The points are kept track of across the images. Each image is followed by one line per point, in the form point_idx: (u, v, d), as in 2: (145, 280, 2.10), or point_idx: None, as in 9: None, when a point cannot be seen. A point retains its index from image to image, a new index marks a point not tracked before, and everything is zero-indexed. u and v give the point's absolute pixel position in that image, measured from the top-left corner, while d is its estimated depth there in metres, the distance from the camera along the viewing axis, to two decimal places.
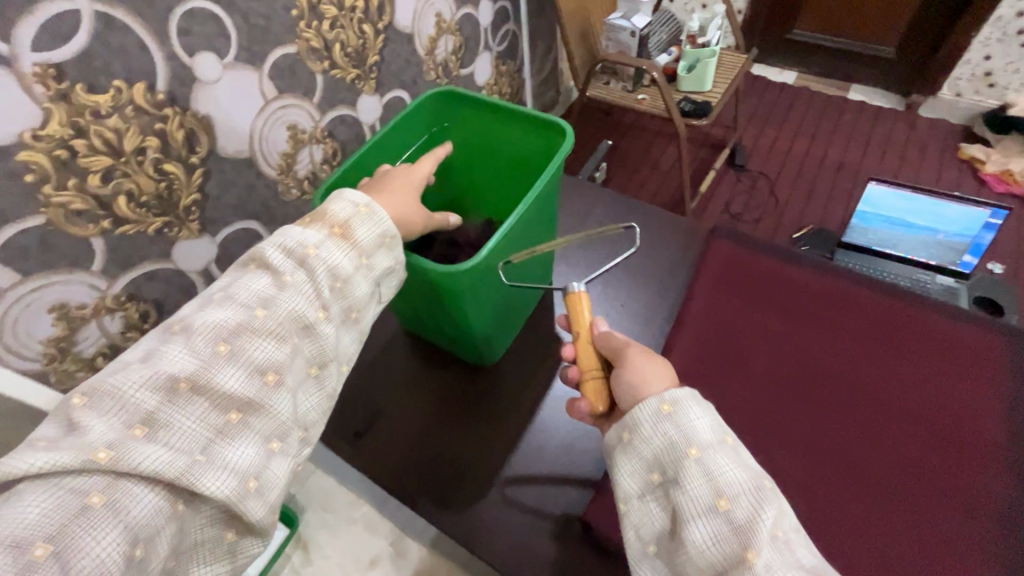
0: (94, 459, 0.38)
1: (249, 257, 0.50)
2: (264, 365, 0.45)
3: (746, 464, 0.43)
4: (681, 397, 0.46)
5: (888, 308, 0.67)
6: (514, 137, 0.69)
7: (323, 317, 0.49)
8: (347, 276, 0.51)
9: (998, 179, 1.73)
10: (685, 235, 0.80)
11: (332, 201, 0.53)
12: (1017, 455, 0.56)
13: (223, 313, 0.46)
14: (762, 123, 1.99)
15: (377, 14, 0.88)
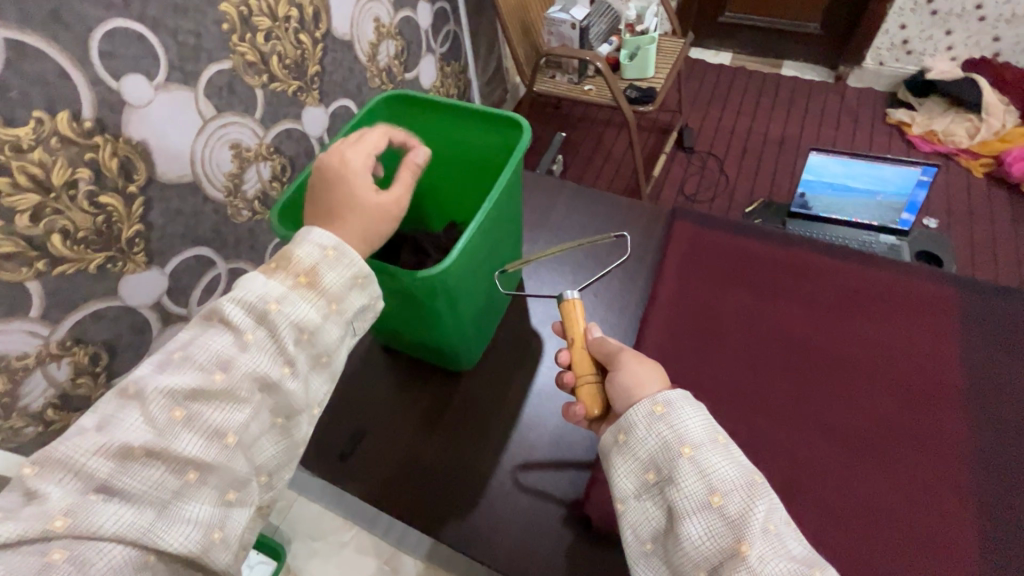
0: (51, 527, 0.36)
1: (209, 312, 0.47)
2: (223, 428, 0.43)
3: (737, 461, 0.44)
4: (673, 398, 0.47)
5: (848, 271, 0.70)
6: (468, 137, 0.68)
7: (286, 371, 0.46)
8: (315, 326, 0.48)
9: (924, 139, 1.84)
10: (647, 219, 0.81)
11: (297, 244, 0.49)
12: (978, 397, 0.59)
13: (177, 377, 0.43)
14: (705, 105, 2.05)
15: (313, 23, 0.85)
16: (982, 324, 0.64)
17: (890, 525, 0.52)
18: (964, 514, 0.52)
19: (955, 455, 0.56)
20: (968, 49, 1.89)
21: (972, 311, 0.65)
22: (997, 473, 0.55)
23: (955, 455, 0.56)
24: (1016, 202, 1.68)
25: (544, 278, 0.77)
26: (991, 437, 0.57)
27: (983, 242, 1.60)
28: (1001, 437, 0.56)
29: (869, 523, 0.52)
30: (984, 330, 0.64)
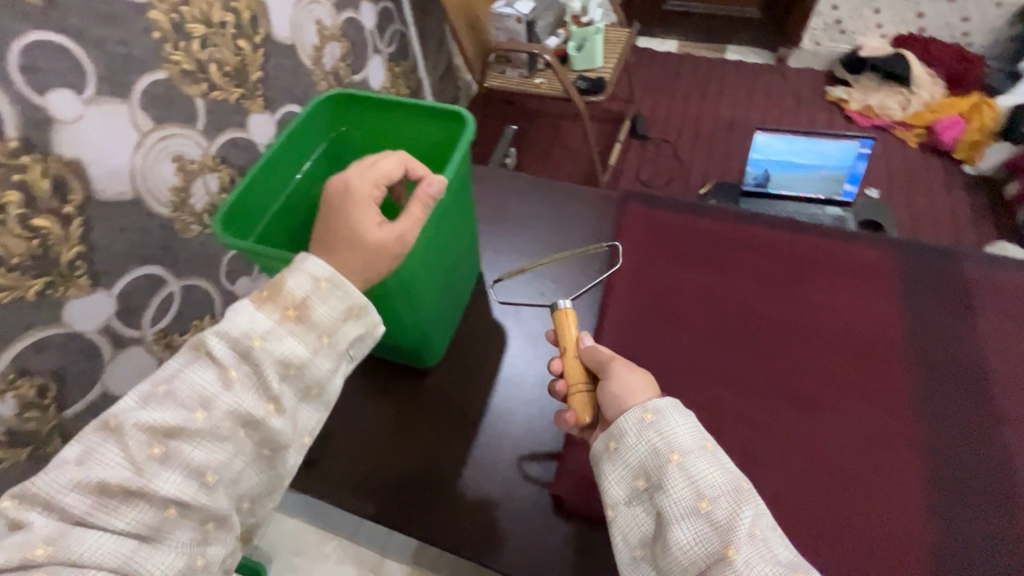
0: (32, 556, 0.39)
1: (196, 345, 0.48)
2: (202, 467, 0.45)
3: (725, 468, 0.46)
4: (663, 406, 0.48)
5: (796, 242, 0.72)
6: (420, 133, 0.65)
7: (268, 408, 0.48)
8: (303, 360, 0.49)
9: (862, 115, 1.93)
10: (603, 203, 0.81)
11: (288, 275, 0.50)
12: (923, 353, 0.61)
13: (157, 414, 0.45)
14: (656, 92, 2.09)
15: (251, 27, 0.83)
16: (923, 281, 0.66)
17: (843, 483, 0.54)
18: (912, 466, 0.55)
19: (900, 411, 0.58)
20: (896, 26, 1.98)
21: (911, 270, 0.67)
22: (941, 424, 0.57)
23: (901, 412, 0.58)
24: (949, 168, 1.78)
25: (507, 270, 0.77)
26: (935, 390, 0.59)
27: (921, 209, 1.69)
28: (944, 389, 0.59)
29: (824, 483, 0.55)
30: (926, 287, 0.66)
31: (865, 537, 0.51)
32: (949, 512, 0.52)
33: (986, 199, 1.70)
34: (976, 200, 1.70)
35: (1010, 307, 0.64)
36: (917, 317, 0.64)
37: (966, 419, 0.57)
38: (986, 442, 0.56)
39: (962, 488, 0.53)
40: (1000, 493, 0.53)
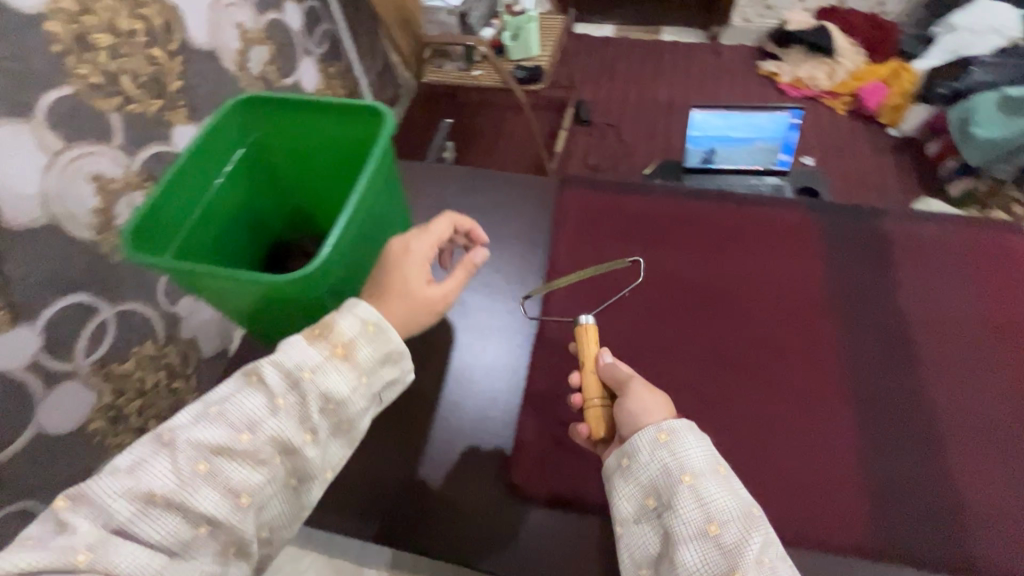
0: (73, 561, 0.38)
1: (250, 369, 0.47)
2: (239, 488, 0.43)
3: (736, 493, 0.45)
4: (678, 426, 0.48)
5: (728, 211, 0.74)
6: (346, 135, 0.56)
7: (305, 439, 0.46)
8: (343, 397, 0.48)
9: (793, 87, 2.01)
10: (539, 187, 0.81)
11: (339, 314, 0.50)
12: (849, 306, 0.64)
13: (210, 431, 0.44)
14: (596, 77, 2.11)
15: (164, 34, 0.79)
16: (844, 238, 0.69)
17: (781, 436, 0.57)
18: (844, 413, 0.58)
19: (827, 364, 0.61)
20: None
21: (833, 229, 0.70)
22: (869, 371, 0.60)
23: (828, 364, 0.61)
24: (875, 131, 1.87)
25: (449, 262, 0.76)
26: (863, 340, 0.62)
27: (852, 173, 1.78)
28: (871, 339, 0.62)
29: (763, 438, 0.57)
30: (848, 244, 0.69)
31: (797, 484, 0.54)
32: (874, 452, 0.55)
33: (909, 158, 1.80)
34: (903, 160, 1.80)
35: (925, 254, 0.67)
36: (841, 272, 0.67)
37: (887, 365, 0.60)
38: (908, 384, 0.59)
39: (885, 429, 0.56)
40: (918, 430, 0.56)
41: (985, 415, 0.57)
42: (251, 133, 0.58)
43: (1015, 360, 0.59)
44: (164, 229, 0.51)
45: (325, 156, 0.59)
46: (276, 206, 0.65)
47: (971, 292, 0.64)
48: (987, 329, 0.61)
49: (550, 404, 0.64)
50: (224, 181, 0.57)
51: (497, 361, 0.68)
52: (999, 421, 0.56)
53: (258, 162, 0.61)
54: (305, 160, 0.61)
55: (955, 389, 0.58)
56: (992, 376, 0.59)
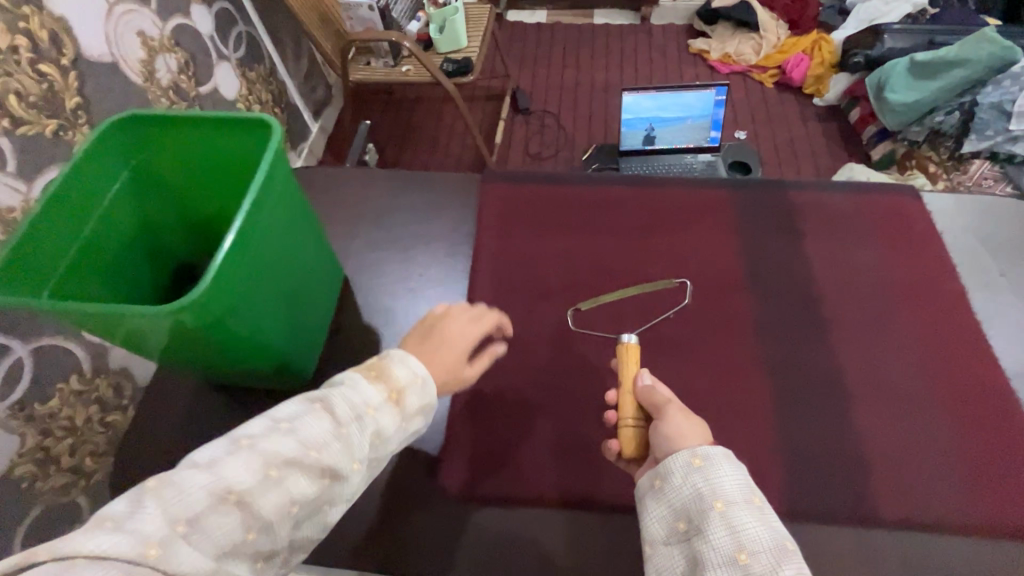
0: (146, 553, 0.34)
1: (315, 395, 0.46)
2: (294, 501, 0.41)
3: (771, 523, 0.44)
4: (713, 454, 0.47)
5: (647, 196, 0.74)
6: (234, 152, 0.54)
7: (357, 469, 0.45)
8: (386, 436, 0.48)
9: (722, 63, 2.05)
10: (463, 183, 0.80)
11: (393, 362, 0.51)
12: (762, 279, 0.66)
13: (284, 443, 0.42)
14: (533, 65, 2.10)
15: (52, 50, 0.82)
16: (756, 213, 0.71)
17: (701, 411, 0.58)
18: (758, 383, 0.60)
19: (744, 335, 0.63)
20: None
21: (748, 205, 0.72)
22: (780, 340, 0.62)
23: (745, 335, 0.63)
24: (803, 102, 1.93)
25: (372, 267, 0.73)
26: (773, 311, 0.64)
27: (783, 144, 1.83)
28: (781, 309, 0.64)
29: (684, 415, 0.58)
30: (760, 219, 0.70)
31: None
32: (784, 417, 0.57)
33: (836, 126, 1.86)
34: (829, 128, 1.86)
35: (835, 222, 0.69)
36: (753, 247, 0.68)
37: (798, 331, 0.62)
38: (819, 349, 0.61)
39: (798, 393, 0.59)
40: (829, 390, 0.59)
41: (893, 371, 0.59)
42: (135, 158, 0.55)
43: (918, 315, 0.62)
44: (33, 265, 0.46)
45: (218, 176, 0.57)
46: (177, 234, 0.61)
47: (876, 256, 0.66)
48: (894, 289, 0.64)
49: (482, 404, 0.62)
50: (107, 210, 0.53)
51: None
52: (905, 375, 0.59)
53: (148, 189, 0.57)
54: (197, 182, 0.58)
55: (863, 348, 0.61)
56: (899, 333, 0.61)
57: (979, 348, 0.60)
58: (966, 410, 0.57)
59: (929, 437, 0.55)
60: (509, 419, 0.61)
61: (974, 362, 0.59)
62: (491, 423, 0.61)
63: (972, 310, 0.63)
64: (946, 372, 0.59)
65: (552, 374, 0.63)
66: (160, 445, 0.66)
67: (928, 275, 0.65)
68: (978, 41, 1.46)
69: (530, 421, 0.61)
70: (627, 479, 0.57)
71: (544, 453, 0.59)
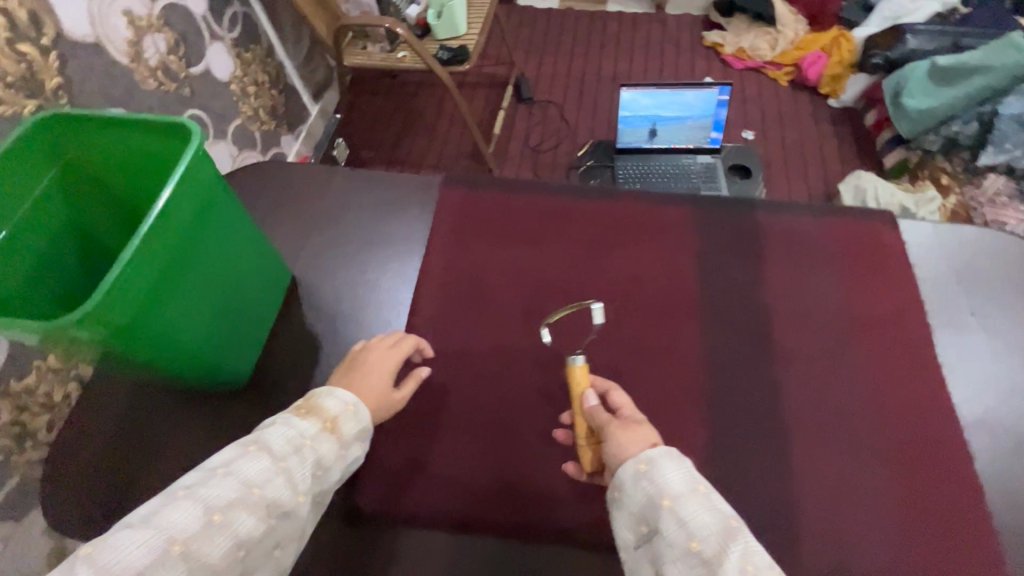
0: None
1: (247, 438, 0.46)
2: (239, 542, 0.41)
3: (717, 508, 0.43)
4: (654, 454, 0.46)
5: (608, 210, 0.72)
6: (157, 152, 0.54)
7: (301, 502, 0.46)
8: (328, 465, 0.48)
9: (736, 57, 1.96)
10: (423, 186, 0.78)
11: (322, 395, 0.51)
12: (714, 305, 0.64)
13: (222, 488, 0.42)
14: (539, 53, 2.04)
15: (34, 29, 0.83)
16: (719, 233, 0.68)
17: None
18: (696, 415, 0.58)
19: (689, 362, 0.60)
20: None
21: (711, 225, 0.69)
22: (726, 371, 0.60)
23: (690, 363, 0.61)
24: (816, 102, 1.85)
25: (321, 268, 0.72)
26: (723, 341, 0.61)
27: (792, 146, 1.76)
28: (731, 339, 0.61)
29: None
30: (722, 241, 0.68)
31: None
32: (720, 454, 0.55)
33: (849, 129, 1.78)
34: (842, 132, 1.78)
35: (799, 248, 0.66)
36: (710, 269, 0.66)
37: (745, 362, 0.60)
38: (764, 383, 0.59)
39: (736, 426, 0.57)
40: (770, 426, 0.56)
41: (840, 411, 0.57)
42: (59, 162, 0.55)
43: (873, 354, 0.60)
44: None
45: (145, 177, 0.56)
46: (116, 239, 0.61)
47: (836, 287, 0.63)
48: (851, 324, 0.62)
49: (414, 417, 0.61)
50: (29, 213, 0.53)
51: None
52: (851, 415, 0.57)
53: (78, 193, 0.57)
54: (128, 184, 0.58)
55: (812, 383, 0.59)
56: (851, 371, 0.59)
57: (932, 392, 0.58)
58: (912, 456, 0.55)
59: (869, 484, 0.53)
60: (440, 435, 0.60)
61: (924, 407, 0.57)
62: (422, 438, 0.60)
63: (931, 351, 0.60)
64: (894, 416, 0.57)
65: (489, 391, 0.62)
66: (90, 442, 0.63)
67: (890, 311, 0.62)
68: (1004, 48, 1.37)
69: (462, 439, 0.60)
70: (546, 506, 0.55)
71: (472, 473, 0.58)
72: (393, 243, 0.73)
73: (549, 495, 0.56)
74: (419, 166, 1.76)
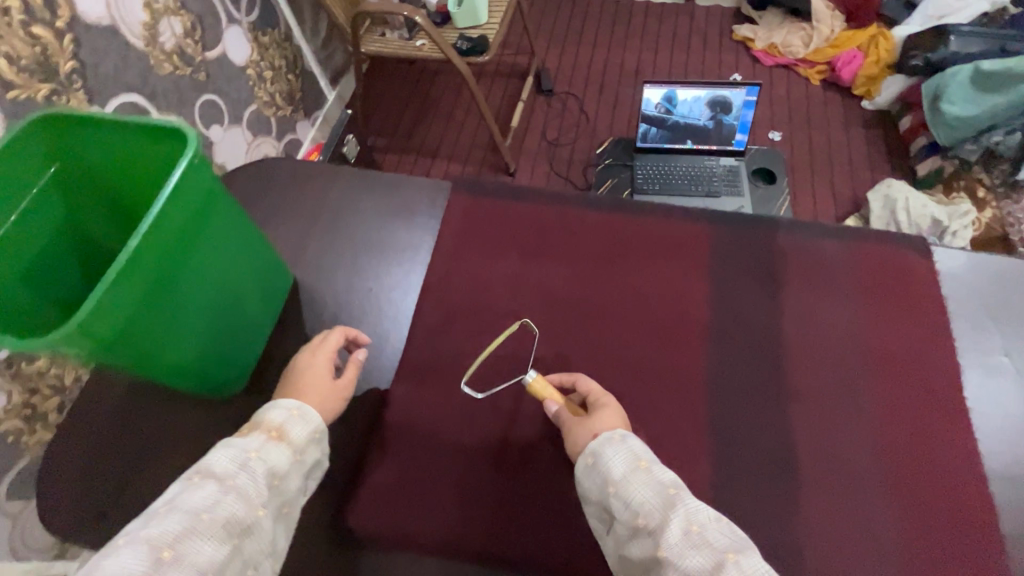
0: None
1: (189, 472, 0.45)
2: (200, 568, 0.40)
3: (658, 480, 0.47)
4: (598, 446, 0.50)
5: (621, 223, 0.69)
6: (150, 155, 0.52)
7: (262, 515, 0.45)
8: (283, 474, 0.48)
9: (766, 53, 1.89)
10: (431, 187, 0.76)
11: (263, 410, 0.51)
12: (730, 330, 0.60)
13: (166, 523, 0.41)
14: (562, 43, 1.99)
15: (49, 11, 0.82)
16: (740, 253, 0.65)
17: None
18: (705, 447, 0.55)
19: (698, 391, 0.58)
20: None
21: (729, 245, 0.66)
22: (739, 403, 0.57)
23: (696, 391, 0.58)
24: (849, 103, 1.77)
25: (322, 273, 0.71)
26: (738, 371, 0.58)
27: (820, 149, 1.69)
28: (744, 369, 0.58)
29: None
30: (740, 263, 0.64)
31: None
32: (729, 491, 0.53)
33: (881, 133, 1.70)
34: (874, 135, 1.70)
35: (821, 273, 0.63)
36: (729, 293, 0.63)
37: (759, 394, 0.57)
38: (778, 418, 0.56)
39: (742, 461, 0.54)
40: (782, 464, 0.54)
41: (856, 452, 0.54)
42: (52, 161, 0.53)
43: (896, 392, 0.57)
44: None
45: (140, 179, 0.55)
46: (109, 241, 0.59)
47: (861, 319, 0.60)
48: (872, 358, 0.58)
49: (412, 435, 0.60)
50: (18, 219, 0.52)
51: (359, 379, 0.64)
52: (865, 458, 0.54)
53: (71, 196, 0.56)
54: (124, 185, 0.56)
55: (824, 420, 0.56)
56: (867, 411, 0.56)
57: (954, 436, 0.55)
58: (926, 502, 0.52)
59: (878, 530, 0.51)
60: (434, 452, 0.59)
61: (946, 450, 0.54)
62: (418, 458, 0.58)
63: (957, 392, 0.57)
64: (912, 459, 0.54)
65: (486, 408, 0.61)
66: (85, 441, 0.63)
67: (915, 346, 0.58)
68: None
69: (455, 457, 0.58)
70: (545, 535, 0.54)
71: (463, 493, 0.56)
72: (396, 251, 0.71)
73: (541, 520, 0.54)
74: (434, 156, 1.73)
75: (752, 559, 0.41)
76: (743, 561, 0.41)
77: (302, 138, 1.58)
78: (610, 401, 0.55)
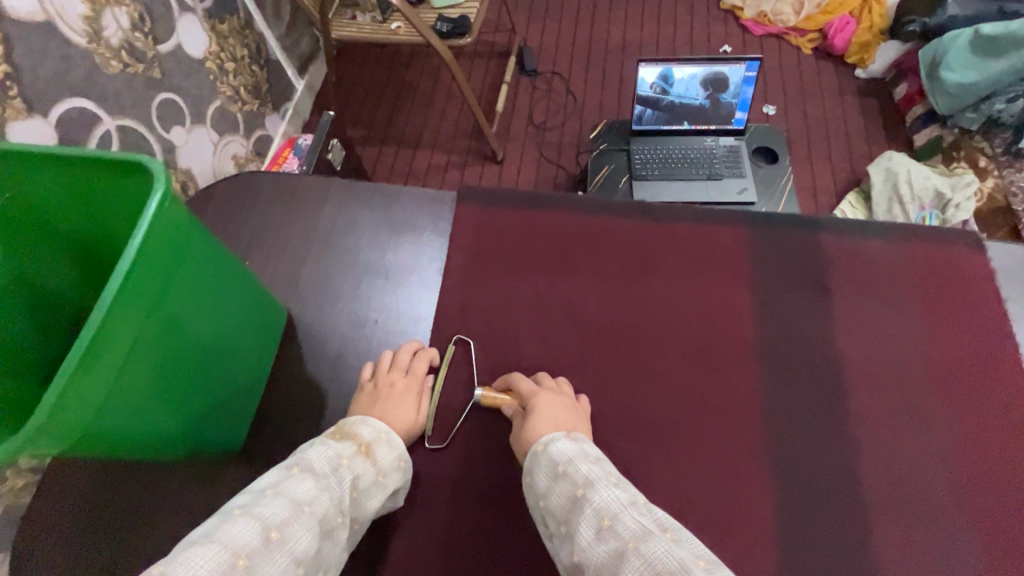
0: None
1: (289, 462, 0.45)
2: (295, 560, 0.39)
3: (571, 481, 0.45)
4: (526, 461, 0.50)
5: (646, 234, 0.66)
6: (121, 193, 0.45)
7: (344, 524, 0.44)
8: (363, 489, 0.47)
9: (756, 22, 1.81)
10: (432, 202, 0.70)
11: (354, 424, 0.51)
12: (769, 349, 0.59)
13: (272, 507, 0.40)
14: (542, 18, 1.88)
15: None
16: (773, 264, 0.63)
17: (693, 502, 0.52)
18: (759, 471, 0.53)
19: (742, 414, 0.56)
20: None
21: (762, 258, 0.64)
22: (787, 425, 0.55)
23: (745, 414, 0.56)
24: (842, 73, 1.72)
25: (321, 302, 0.64)
26: (780, 391, 0.57)
27: (816, 121, 1.64)
28: (786, 388, 0.57)
29: (673, 506, 0.52)
30: (772, 276, 0.63)
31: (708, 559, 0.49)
32: (789, 519, 0.51)
33: (877, 103, 1.66)
34: (869, 105, 1.66)
35: (862, 288, 0.61)
36: (766, 307, 0.61)
37: (805, 413, 0.56)
38: (830, 437, 0.55)
39: (803, 496, 0.52)
40: (838, 484, 0.52)
41: (912, 464, 0.53)
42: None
43: (940, 399, 0.56)
44: None
45: (91, 225, 0.48)
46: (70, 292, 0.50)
47: (899, 329, 0.59)
48: (921, 376, 0.57)
49: (444, 485, 0.55)
50: None
51: None
52: (920, 470, 0.53)
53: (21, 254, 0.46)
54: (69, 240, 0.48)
55: (884, 445, 0.54)
56: (915, 421, 0.55)
57: (1005, 442, 0.54)
58: (988, 517, 0.51)
59: (947, 552, 0.50)
60: (464, 505, 0.54)
61: (999, 454, 0.53)
62: (455, 512, 0.53)
63: (1003, 393, 0.56)
64: (973, 474, 0.53)
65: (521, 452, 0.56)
66: (66, 514, 0.55)
67: (954, 351, 0.58)
68: None
69: (493, 510, 0.53)
70: None
71: (496, 545, 0.52)
72: (401, 273, 0.65)
73: None
74: (416, 146, 1.62)
75: (655, 542, 0.38)
76: (644, 546, 0.38)
77: (272, 133, 1.45)
78: (544, 396, 0.53)
